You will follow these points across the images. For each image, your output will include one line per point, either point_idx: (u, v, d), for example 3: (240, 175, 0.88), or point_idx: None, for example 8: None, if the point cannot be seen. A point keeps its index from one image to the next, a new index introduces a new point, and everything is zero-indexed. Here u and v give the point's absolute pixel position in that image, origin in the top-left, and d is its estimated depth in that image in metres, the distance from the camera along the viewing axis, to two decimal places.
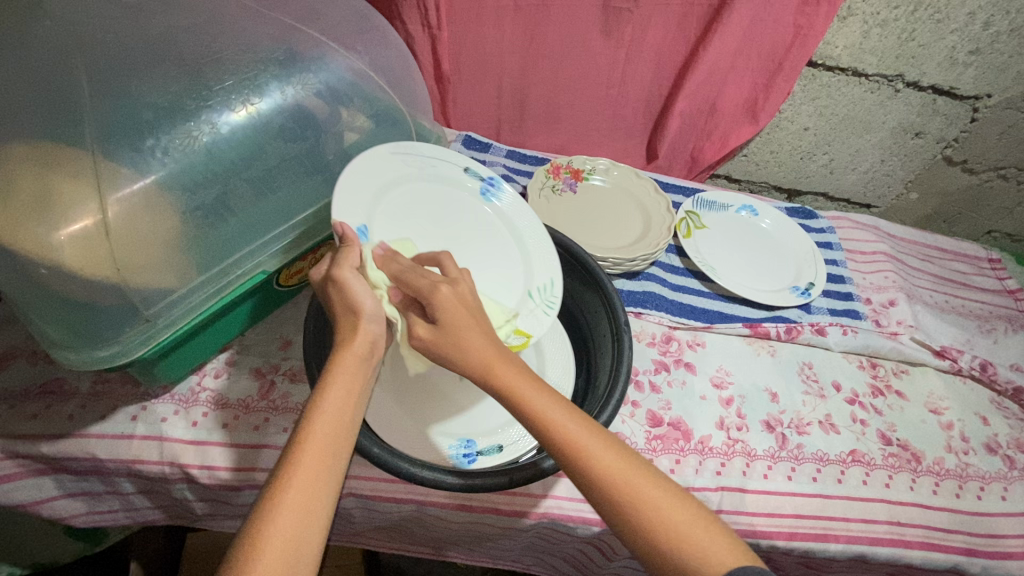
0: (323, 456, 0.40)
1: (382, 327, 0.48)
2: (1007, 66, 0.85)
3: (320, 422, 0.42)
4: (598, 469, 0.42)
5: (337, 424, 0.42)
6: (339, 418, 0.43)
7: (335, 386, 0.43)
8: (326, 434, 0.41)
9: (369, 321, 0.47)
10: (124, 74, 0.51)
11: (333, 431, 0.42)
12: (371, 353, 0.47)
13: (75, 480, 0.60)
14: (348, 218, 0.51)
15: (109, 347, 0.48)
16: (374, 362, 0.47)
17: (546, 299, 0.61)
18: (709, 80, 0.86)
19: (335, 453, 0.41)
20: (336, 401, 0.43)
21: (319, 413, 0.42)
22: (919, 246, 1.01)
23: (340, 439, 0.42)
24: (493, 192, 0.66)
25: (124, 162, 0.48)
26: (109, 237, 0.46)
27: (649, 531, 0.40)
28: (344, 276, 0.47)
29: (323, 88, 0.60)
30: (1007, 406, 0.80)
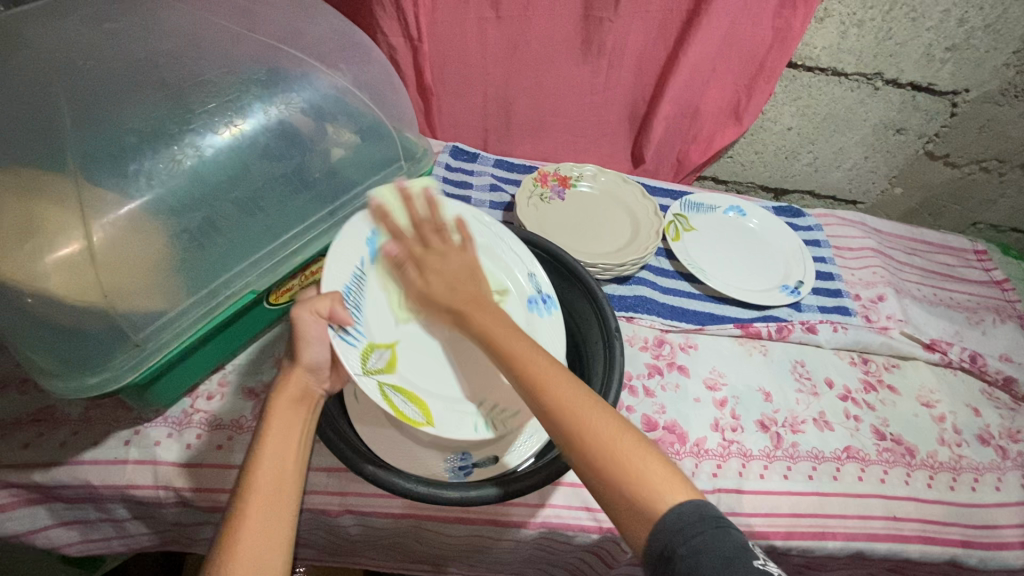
0: (267, 494, 0.45)
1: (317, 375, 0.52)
2: (983, 61, 0.86)
3: (262, 465, 0.46)
4: (574, 426, 0.45)
5: (276, 471, 0.46)
6: (278, 457, 0.47)
7: (267, 443, 0.47)
8: (271, 472, 0.46)
9: (304, 369, 0.51)
10: (107, 100, 0.51)
11: (278, 468, 0.46)
12: (303, 395, 0.51)
13: (68, 508, 0.59)
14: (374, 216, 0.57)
15: (99, 374, 0.47)
16: (312, 404, 0.51)
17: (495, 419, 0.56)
18: (691, 84, 0.86)
19: (281, 492, 0.45)
20: (274, 451, 0.47)
21: (257, 466, 0.46)
22: (906, 240, 1.02)
23: (282, 484, 0.46)
24: (541, 305, 0.63)
25: (108, 187, 0.48)
26: (96, 264, 0.46)
27: (594, 454, 0.44)
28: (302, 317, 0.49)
29: (307, 105, 0.61)
30: (997, 397, 0.81)
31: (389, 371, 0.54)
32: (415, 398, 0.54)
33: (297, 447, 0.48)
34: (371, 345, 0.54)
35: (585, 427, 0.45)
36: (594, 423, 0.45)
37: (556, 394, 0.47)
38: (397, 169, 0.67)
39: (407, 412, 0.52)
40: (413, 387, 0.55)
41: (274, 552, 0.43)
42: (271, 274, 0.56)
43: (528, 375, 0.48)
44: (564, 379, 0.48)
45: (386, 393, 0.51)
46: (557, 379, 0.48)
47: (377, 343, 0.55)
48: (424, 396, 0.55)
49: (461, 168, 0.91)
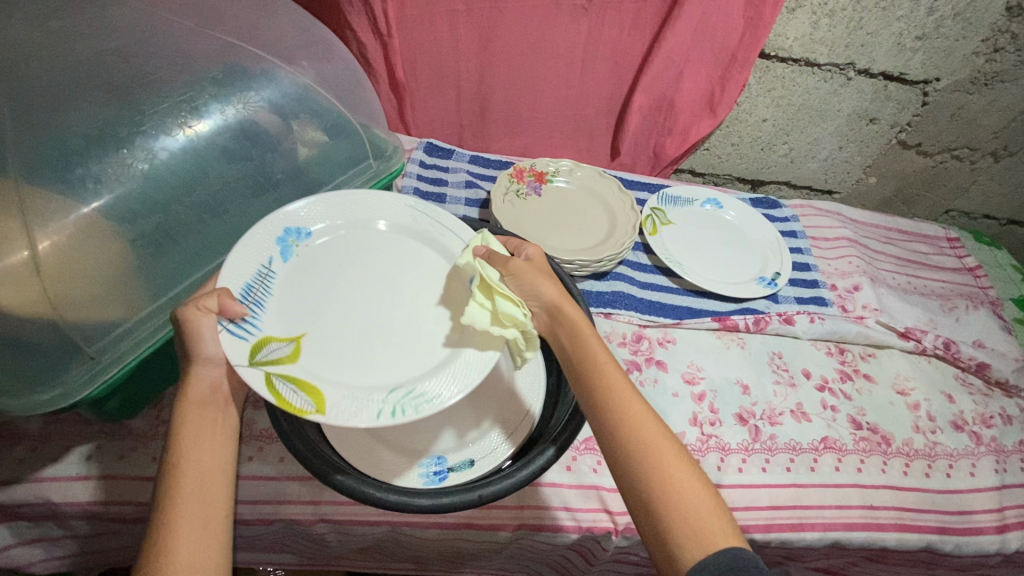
0: (196, 495, 0.43)
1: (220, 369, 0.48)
2: (953, 50, 0.87)
3: (184, 468, 0.44)
4: (648, 444, 0.45)
5: (203, 468, 0.44)
6: (202, 458, 0.45)
7: (190, 438, 0.45)
8: (197, 473, 0.44)
9: (203, 365, 0.47)
10: (51, 102, 0.49)
11: (204, 469, 0.44)
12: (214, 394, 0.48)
13: (30, 527, 0.57)
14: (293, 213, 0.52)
15: (51, 390, 0.45)
16: (224, 403, 0.48)
17: (400, 401, 0.43)
18: (665, 76, 0.86)
19: (211, 491, 0.44)
20: (199, 447, 0.45)
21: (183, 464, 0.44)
22: (881, 230, 1.03)
23: (213, 475, 0.44)
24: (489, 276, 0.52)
25: (54, 194, 0.46)
26: (41, 275, 0.44)
27: (651, 478, 0.44)
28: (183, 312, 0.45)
29: (267, 104, 0.59)
30: (971, 382, 0.82)
31: (291, 360, 0.44)
32: (311, 387, 0.43)
33: (223, 438, 0.47)
34: (269, 339, 0.45)
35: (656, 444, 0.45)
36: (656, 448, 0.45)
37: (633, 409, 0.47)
38: (365, 168, 0.65)
39: (294, 400, 0.41)
40: (319, 378, 0.44)
41: (209, 550, 0.42)
42: None
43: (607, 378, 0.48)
44: (638, 400, 0.48)
45: (275, 380, 0.42)
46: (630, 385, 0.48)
47: (278, 337, 0.46)
48: (325, 385, 0.43)
49: (435, 165, 0.89)
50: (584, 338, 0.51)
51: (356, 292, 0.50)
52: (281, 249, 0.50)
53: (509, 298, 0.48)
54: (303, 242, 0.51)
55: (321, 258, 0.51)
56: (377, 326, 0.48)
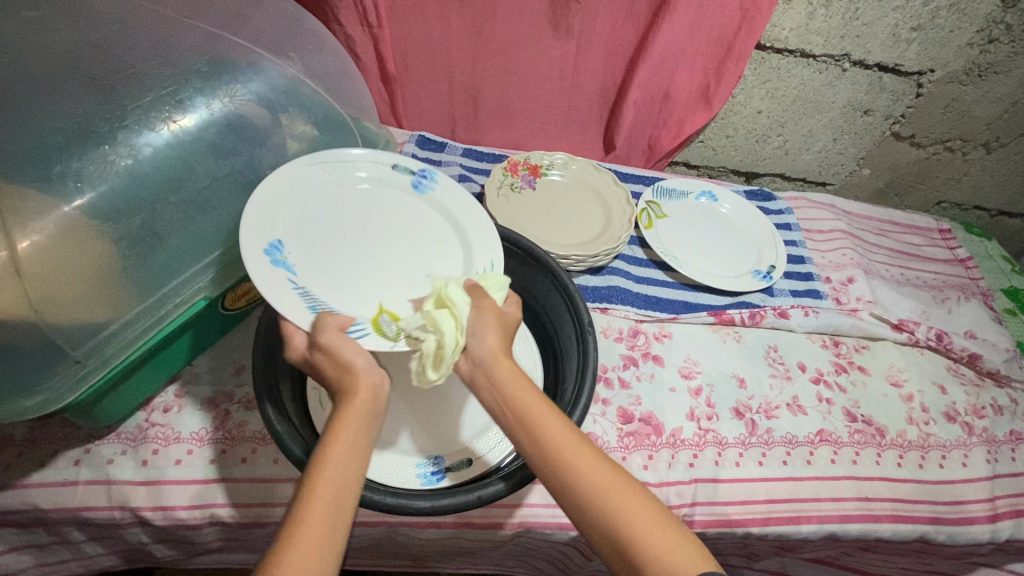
0: (323, 519, 0.36)
1: (373, 376, 0.43)
2: (948, 41, 0.86)
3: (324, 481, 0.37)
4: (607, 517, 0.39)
5: (337, 487, 0.37)
6: (346, 474, 0.38)
7: (342, 447, 0.39)
8: (332, 490, 0.37)
9: (366, 374, 0.43)
10: (28, 96, 0.47)
11: (341, 485, 0.38)
12: (372, 403, 0.42)
13: (18, 534, 0.56)
14: (258, 238, 0.49)
15: (36, 396, 0.45)
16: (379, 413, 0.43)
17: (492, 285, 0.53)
18: (660, 68, 0.84)
19: (338, 519, 0.37)
20: (339, 460, 0.38)
21: (319, 474, 0.37)
22: (874, 221, 1.04)
23: (343, 500, 0.37)
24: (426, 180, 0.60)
25: (33, 192, 0.44)
26: (21, 276, 0.42)
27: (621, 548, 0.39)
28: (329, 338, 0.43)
29: (254, 97, 0.57)
30: (962, 373, 0.83)
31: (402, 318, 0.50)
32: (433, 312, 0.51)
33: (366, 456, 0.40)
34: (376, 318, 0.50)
35: (621, 512, 0.39)
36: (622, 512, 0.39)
37: (591, 477, 0.40)
38: None
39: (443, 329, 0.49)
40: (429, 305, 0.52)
41: None
42: (224, 278, 0.55)
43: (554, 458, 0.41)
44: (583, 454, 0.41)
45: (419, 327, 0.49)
46: (582, 448, 0.41)
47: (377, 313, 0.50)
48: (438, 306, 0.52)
49: (429, 158, 0.88)
50: (522, 402, 0.43)
51: (348, 256, 0.54)
52: (276, 262, 0.48)
53: (454, 317, 0.45)
54: (288, 253, 0.50)
55: (327, 258, 0.53)
56: (404, 251, 0.55)
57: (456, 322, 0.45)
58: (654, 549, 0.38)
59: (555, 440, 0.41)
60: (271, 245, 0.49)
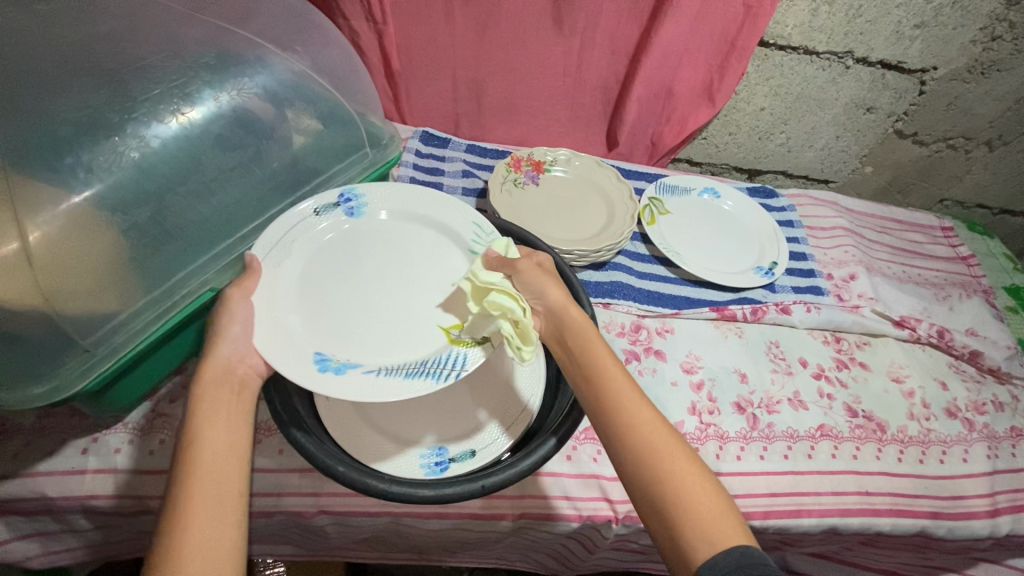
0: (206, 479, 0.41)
1: (243, 346, 0.48)
2: (951, 38, 0.87)
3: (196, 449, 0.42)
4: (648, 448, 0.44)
5: (216, 451, 0.43)
6: (219, 442, 0.43)
7: (203, 416, 0.44)
8: (209, 453, 0.42)
9: (227, 345, 0.47)
10: (39, 87, 0.47)
11: (217, 451, 0.43)
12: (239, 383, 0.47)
13: (26, 522, 0.56)
14: (299, 363, 0.46)
15: (45, 384, 0.45)
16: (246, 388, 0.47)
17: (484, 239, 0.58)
18: (664, 65, 0.85)
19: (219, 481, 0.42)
20: (212, 427, 0.44)
21: (196, 442, 0.43)
22: (877, 219, 1.04)
23: (224, 460, 0.43)
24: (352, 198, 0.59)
25: (43, 182, 0.45)
26: (33, 265, 0.43)
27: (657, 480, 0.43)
28: (233, 298, 0.48)
29: (261, 91, 0.58)
30: (964, 369, 0.83)
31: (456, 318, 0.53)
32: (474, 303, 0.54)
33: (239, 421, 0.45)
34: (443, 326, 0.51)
35: (660, 451, 0.44)
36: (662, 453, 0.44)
37: (638, 416, 0.46)
38: (362, 157, 0.65)
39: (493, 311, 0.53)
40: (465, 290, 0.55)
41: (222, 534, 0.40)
42: (230, 269, 0.54)
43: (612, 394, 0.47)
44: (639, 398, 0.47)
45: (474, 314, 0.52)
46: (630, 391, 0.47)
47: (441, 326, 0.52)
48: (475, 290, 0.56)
49: (433, 154, 0.88)
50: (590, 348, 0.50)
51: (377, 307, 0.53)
52: (342, 369, 0.47)
53: (511, 293, 0.50)
54: (333, 354, 0.48)
55: (368, 327, 0.51)
56: (396, 267, 0.57)
57: (511, 298, 0.50)
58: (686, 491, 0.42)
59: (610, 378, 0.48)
60: (317, 359, 0.47)
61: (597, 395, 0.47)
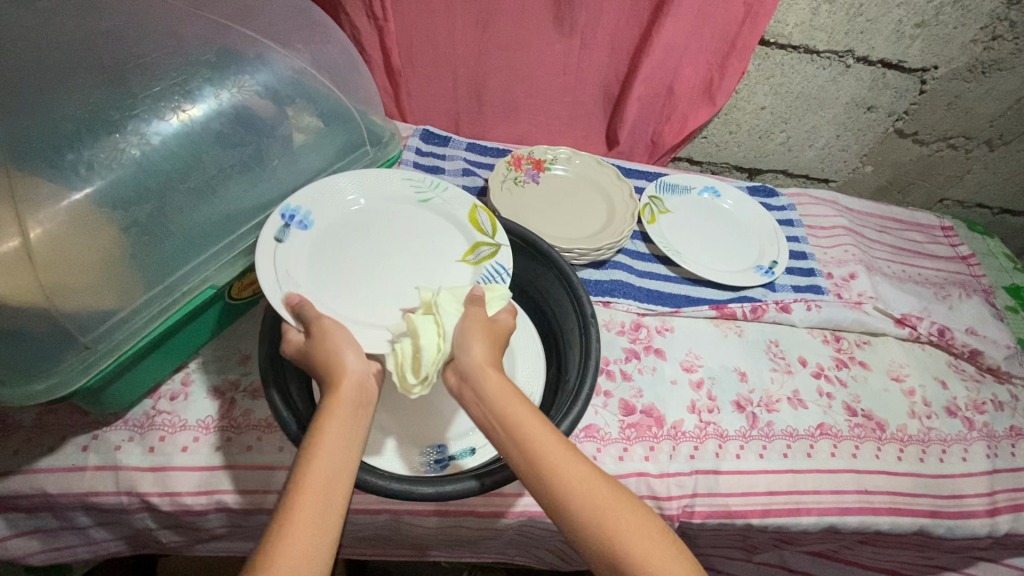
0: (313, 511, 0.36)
1: (361, 367, 0.45)
2: (952, 37, 0.87)
3: (310, 475, 0.37)
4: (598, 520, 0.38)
5: (330, 480, 0.38)
6: (337, 471, 0.38)
7: (327, 438, 0.39)
8: (324, 482, 0.37)
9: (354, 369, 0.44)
10: (40, 84, 0.47)
11: (333, 479, 0.38)
12: (360, 399, 0.43)
13: (27, 518, 0.57)
14: (383, 349, 0.49)
15: (47, 379, 0.45)
16: (364, 407, 0.43)
17: (428, 186, 0.62)
18: (664, 64, 0.85)
19: (326, 518, 0.36)
20: (330, 446, 0.39)
21: (315, 458, 0.38)
22: (877, 218, 1.04)
23: (332, 492, 0.37)
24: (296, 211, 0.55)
25: (45, 178, 0.45)
26: (33, 261, 0.43)
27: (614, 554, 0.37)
28: (326, 325, 0.47)
29: (262, 88, 0.58)
30: (963, 368, 0.83)
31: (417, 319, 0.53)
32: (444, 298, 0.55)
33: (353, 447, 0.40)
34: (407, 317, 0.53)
35: (612, 520, 0.38)
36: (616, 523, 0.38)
37: (579, 487, 0.39)
38: (362, 155, 0.65)
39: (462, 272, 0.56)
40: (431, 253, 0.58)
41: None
42: (231, 267, 0.54)
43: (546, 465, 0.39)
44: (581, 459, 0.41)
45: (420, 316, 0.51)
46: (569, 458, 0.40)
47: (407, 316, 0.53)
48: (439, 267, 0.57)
49: (433, 152, 0.88)
50: (516, 411, 0.42)
51: (384, 269, 0.56)
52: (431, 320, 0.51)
53: (437, 323, 0.48)
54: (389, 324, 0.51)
55: (398, 287, 0.55)
56: (377, 237, 0.58)
57: (433, 329, 0.48)
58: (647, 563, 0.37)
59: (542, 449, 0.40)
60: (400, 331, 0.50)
61: (533, 469, 0.40)
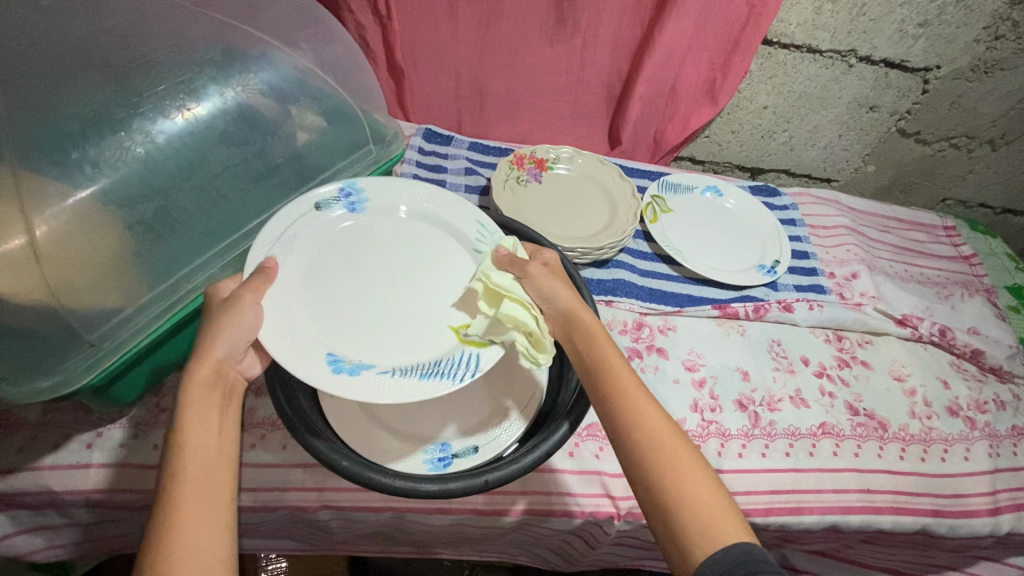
0: (199, 493, 0.39)
1: (233, 354, 0.46)
2: (955, 37, 0.86)
3: (185, 462, 0.40)
4: (656, 448, 0.45)
5: (203, 463, 0.40)
6: (206, 451, 0.41)
7: (194, 425, 0.42)
8: (198, 465, 0.40)
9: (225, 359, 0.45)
10: (45, 82, 0.47)
11: (206, 462, 0.40)
12: (226, 388, 0.45)
13: (31, 515, 0.57)
14: (315, 365, 0.46)
15: (52, 377, 0.45)
16: (233, 396, 0.45)
17: (485, 239, 0.58)
18: (667, 63, 0.85)
19: (213, 496, 0.39)
20: (194, 427, 0.41)
21: (183, 453, 0.40)
22: (879, 218, 1.04)
23: (211, 472, 0.40)
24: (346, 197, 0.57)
25: (50, 176, 0.45)
26: (39, 260, 0.43)
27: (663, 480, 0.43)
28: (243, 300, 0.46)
29: (266, 87, 0.58)
30: (966, 368, 0.83)
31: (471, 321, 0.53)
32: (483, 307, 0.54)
33: (229, 431, 0.43)
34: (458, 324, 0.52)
35: (667, 454, 0.45)
36: (672, 455, 0.45)
37: (647, 420, 0.46)
38: (365, 153, 0.65)
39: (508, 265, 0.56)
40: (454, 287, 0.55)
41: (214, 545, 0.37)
42: (235, 267, 0.54)
43: (623, 396, 0.47)
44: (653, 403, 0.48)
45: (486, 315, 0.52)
46: (641, 398, 0.47)
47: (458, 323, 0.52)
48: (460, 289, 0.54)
49: (436, 151, 0.88)
50: (600, 349, 0.50)
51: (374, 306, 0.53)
52: (355, 370, 0.47)
53: (522, 303, 0.51)
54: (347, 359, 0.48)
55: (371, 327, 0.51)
56: (388, 269, 0.55)
57: (523, 307, 0.51)
58: (692, 496, 0.43)
59: (618, 381, 0.48)
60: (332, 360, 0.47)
61: (608, 397, 0.48)
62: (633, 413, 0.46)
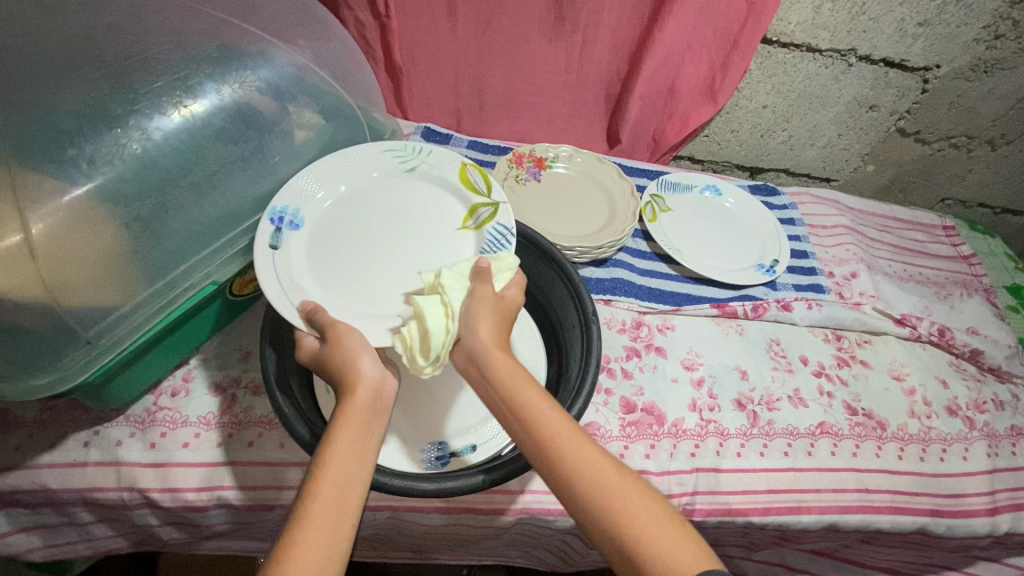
0: (328, 503, 0.39)
1: (378, 374, 0.46)
2: (954, 36, 0.86)
3: (329, 470, 0.40)
4: (600, 501, 0.40)
5: (343, 473, 0.40)
6: (347, 467, 0.41)
7: (341, 437, 0.42)
8: (337, 476, 0.40)
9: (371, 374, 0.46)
10: (41, 80, 0.47)
11: (345, 477, 0.40)
12: (375, 402, 0.45)
13: (29, 513, 0.57)
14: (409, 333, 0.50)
15: (47, 374, 0.46)
16: (382, 412, 0.45)
17: (409, 155, 0.63)
18: (666, 62, 0.85)
19: (341, 512, 0.39)
20: (343, 458, 0.41)
21: (327, 462, 0.41)
22: (878, 217, 1.04)
23: (346, 488, 0.40)
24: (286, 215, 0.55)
25: (45, 174, 0.45)
26: (36, 257, 0.43)
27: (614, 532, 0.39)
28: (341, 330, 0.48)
29: (264, 84, 0.58)
30: (964, 368, 0.83)
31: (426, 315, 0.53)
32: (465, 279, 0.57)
33: (367, 447, 0.43)
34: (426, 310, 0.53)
35: (615, 498, 0.40)
36: (620, 499, 0.40)
37: (583, 469, 0.41)
38: None
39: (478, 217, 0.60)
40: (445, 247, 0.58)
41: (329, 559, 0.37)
42: (233, 261, 0.56)
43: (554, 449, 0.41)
44: (587, 441, 0.42)
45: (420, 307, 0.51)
46: (577, 441, 0.42)
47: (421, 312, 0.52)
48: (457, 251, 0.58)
49: None
50: (522, 395, 0.43)
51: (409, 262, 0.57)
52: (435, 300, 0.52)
53: (445, 304, 0.48)
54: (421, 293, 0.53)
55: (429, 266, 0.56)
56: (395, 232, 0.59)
57: (439, 308, 0.48)
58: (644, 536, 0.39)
59: (547, 431, 0.41)
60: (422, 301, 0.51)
61: (539, 451, 0.41)
62: (565, 461, 0.41)
